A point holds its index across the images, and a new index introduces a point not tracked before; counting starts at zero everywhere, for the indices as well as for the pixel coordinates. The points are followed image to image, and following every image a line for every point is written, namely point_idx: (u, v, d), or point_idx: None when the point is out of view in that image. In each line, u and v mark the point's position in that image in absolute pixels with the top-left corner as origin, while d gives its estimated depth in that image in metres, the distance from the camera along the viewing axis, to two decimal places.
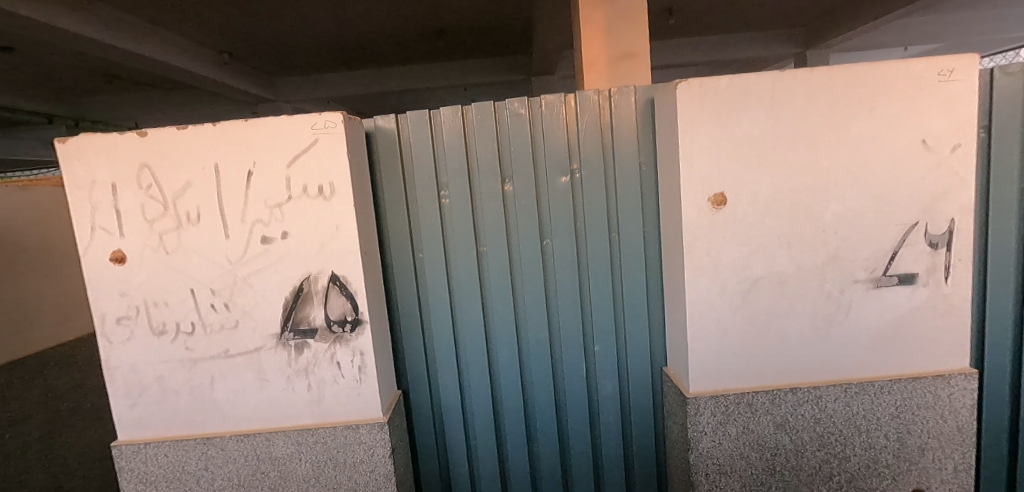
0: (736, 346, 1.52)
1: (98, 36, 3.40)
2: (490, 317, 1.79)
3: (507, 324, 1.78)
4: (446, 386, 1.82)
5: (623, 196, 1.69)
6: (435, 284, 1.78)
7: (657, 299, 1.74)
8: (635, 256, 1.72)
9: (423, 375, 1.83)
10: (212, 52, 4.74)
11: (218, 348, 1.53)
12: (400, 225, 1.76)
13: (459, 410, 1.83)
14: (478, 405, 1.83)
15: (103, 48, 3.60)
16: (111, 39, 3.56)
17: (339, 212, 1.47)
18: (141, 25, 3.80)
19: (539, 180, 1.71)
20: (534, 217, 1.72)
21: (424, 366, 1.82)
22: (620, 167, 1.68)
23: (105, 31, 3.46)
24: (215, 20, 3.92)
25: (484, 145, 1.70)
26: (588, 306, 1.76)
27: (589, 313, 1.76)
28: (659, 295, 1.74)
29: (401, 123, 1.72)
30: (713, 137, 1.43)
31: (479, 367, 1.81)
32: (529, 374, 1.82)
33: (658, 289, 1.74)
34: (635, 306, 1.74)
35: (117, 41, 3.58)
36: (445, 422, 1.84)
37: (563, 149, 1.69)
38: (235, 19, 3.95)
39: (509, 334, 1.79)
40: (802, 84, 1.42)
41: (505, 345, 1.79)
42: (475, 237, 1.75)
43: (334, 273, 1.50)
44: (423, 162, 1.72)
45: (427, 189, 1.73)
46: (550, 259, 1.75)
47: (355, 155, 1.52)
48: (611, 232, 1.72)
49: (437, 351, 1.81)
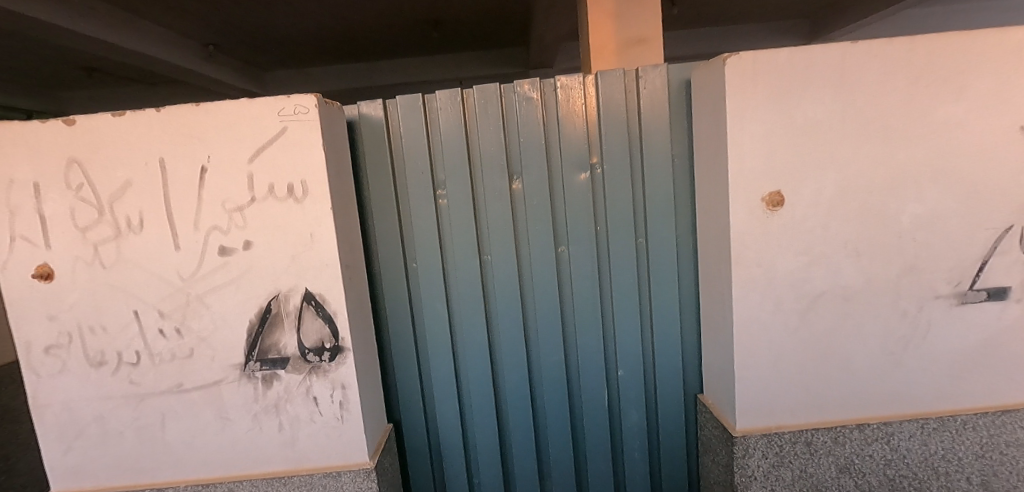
0: (793, 375, 1.27)
1: (76, 27, 3.09)
2: (496, 337, 1.54)
3: (516, 345, 1.53)
4: (445, 418, 1.57)
5: (653, 195, 1.44)
6: (431, 301, 1.52)
7: (690, 315, 1.49)
8: (665, 266, 1.47)
9: (418, 404, 1.58)
10: (196, 45, 4.42)
11: (169, 381, 1.27)
12: (391, 231, 1.50)
13: (460, 444, 1.58)
14: (482, 438, 1.57)
15: (78, 41, 3.30)
16: (93, 30, 3.24)
17: (314, 217, 1.21)
18: (120, 15, 3.50)
19: (554, 177, 1.46)
20: (547, 221, 1.47)
21: (420, 395, 1.57)
22: (648, 161, 1.42)
23: (82, 21, 3.16)
24: (200, 11, 3.63)
25: (487, 136, 1.44)
26: (611, 325, 1.51)
27: (611, 332, 1.51)
28: (694, 311, 1.49)
29: (390, 111, 1.46)
30: (769, 124, 1.18)
31: (484, 396, 1.55)
32: (541, 403, 1.57)
33: (692, 304, 1.49)
34: (665, 323, 1.49)
35: (95, 32, 3.26)
36: (444, 457, 1.59)
37: (581, 141, 1.43)
38: (223, 10, 3.64)
39: (518, 358, 1.53)
40: (877, 58, 1.16)
41: (513, 370, 1.54)
42: (479, 244, 1.50)
43: (309, 291, 1.23)
44: (416, 157, 1.46)
45: (421, 188, 1.47)
46: (566, 270, 1.50)
47: (333, 147, 1.25)
48: (638, 237, 1.46)
49: (434, 377, 1.56)
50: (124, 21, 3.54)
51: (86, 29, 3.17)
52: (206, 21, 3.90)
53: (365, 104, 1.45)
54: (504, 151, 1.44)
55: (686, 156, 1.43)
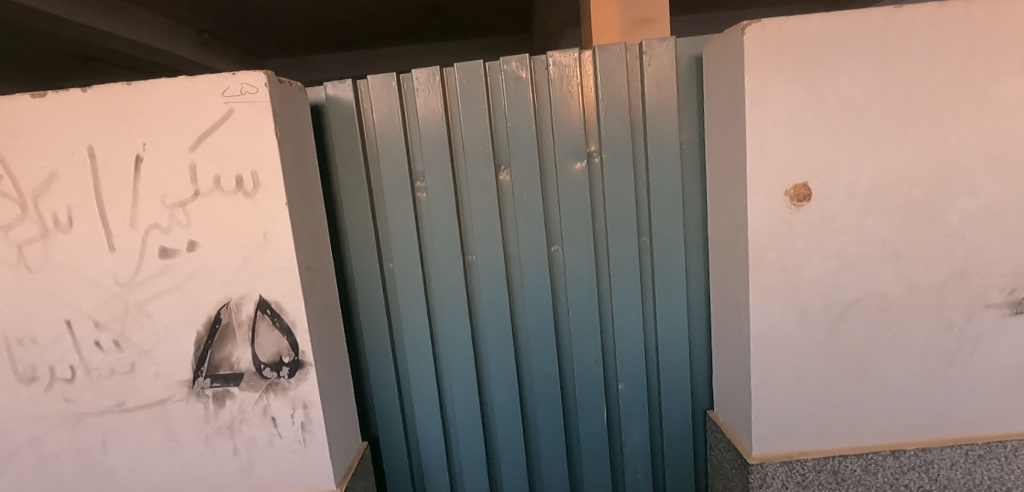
0: (818, 395, 1.11)
1: (62, 14, 2.89)
2: (483, 345, 1.39)
3: (504, 355, 1.37)
4: (428, 435, 1.42)
5: (658, 187, 1.26)
6: (410, 306, 1.36)
7: (700, 322, 1.33)
8: (672, 267, 1.30)
9: (398, 419, 1.43)
10: (193, 33, 4.22)
11: (109, 399, 1.12)
12: (364, 228, 1.34)
13: (444, 463, 1.44)
14: (468, 457, 1.43)
15: (65, 28, 3.09)
16: (82, 18, 3.05)
17: (266, 215, 1.05)
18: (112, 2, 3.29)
19: (546, 167, 1.29)
20: (539, 217, 1.30)
21: (399, 408, 1.42)
22: (653, 148, 1.25)
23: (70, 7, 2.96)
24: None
25: (470, 121, 1.27)
26: (610, 333, 1.35)
27: (611, 340, 1.35)
28: (704, 317, 1.33)
29: (360, 92, 1.29)
30: (795, 105, 1.01)
31: (469, 412, 1.41)
32: (533, 419, 1.42)
33: (701, 310, 1.33)
34: (672, 331, 1.33)
35: (85, 19, 3.06)
36: (427, 478, 1.45)
37: (576, 125, 1.26)
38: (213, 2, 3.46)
39: (507, 368, 1.38)
40: (926, 25, 0.98)
41: (501, 382, 1.39)
42: (462, 243, 1.34)
43: (263, 298, 1.08)
44: (391, 145, 1.30)
45: (397, 180, 1.31)
46: (560, 271, 1.33)
47: (289, 132, 1.08)
48: (641, 234, 1.30)
49: (413, 390, 1.41)
50: (116, 8, 3.34)
51: (74, 16, 2.97)
52: (195, 11, 3.72)
53: (332, 84, 1.28)
54: (490, 138, 1.28)
55: (697, 142, 1.25)
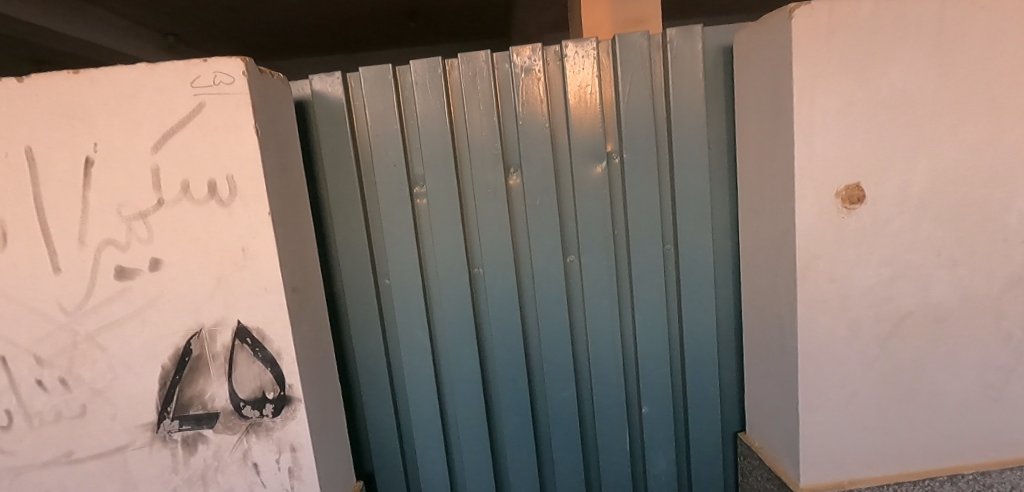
0: (870, 418, 1.01)
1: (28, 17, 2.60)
2: (491, 368, 1.25)
3: (516, 378, 1.24)
4: (431, 471, 1.27)
5: (684, 190, 1.15)
6: (409, 326, 1.22)
7: (729, 337, 1.23)
8: (699, 278, 1.19)
9: (396, 453, 1.28)
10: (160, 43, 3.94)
11: (54, 449, 0.94)
12: (356, 239, 1.20)
13: None
14: None
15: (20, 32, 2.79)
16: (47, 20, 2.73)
17: (245, 227, 0.89)
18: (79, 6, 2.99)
19: (560, 170, 1.17)
20: (553, 224, 1.18)
21: (398, 441, 1.27)
22: (678, 148, 1.14)
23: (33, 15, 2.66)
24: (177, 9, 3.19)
25: (476, 119, 1.15)
26: (632, 351, 1.23)
27: (633, 359, 1.24)
28: (733, 331, 1.22)
29: (351, 87, 1.15)
30: (845, 98, 0.91)
31: (477, 443, 1.26)
32: (548, 447, 1.29)
33: (730, 324, 1.22)
34: (699, 348, 1.21)
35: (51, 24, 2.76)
36: None
37: (594, 123, 1.14)
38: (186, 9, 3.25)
39: (519, 393, 1.24)
40: (985, 10, 0.89)
41: (512, 408, 1.25)
42: (468, 254, 1.20)
43: (242, 325, 0.92)
44: (387, 146, 1.16)
45: (393, 185, 1.17)
46: (577, 284, 1.21)
47: (271, 131, 0.93)
48: (665, 242, 1.18)
49: (414, 420, 1.26)
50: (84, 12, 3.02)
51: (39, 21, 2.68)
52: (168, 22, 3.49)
53: (319, 78, 1.14)
54: (498, 137, 1.15)
55: (725, 140, 1.15)
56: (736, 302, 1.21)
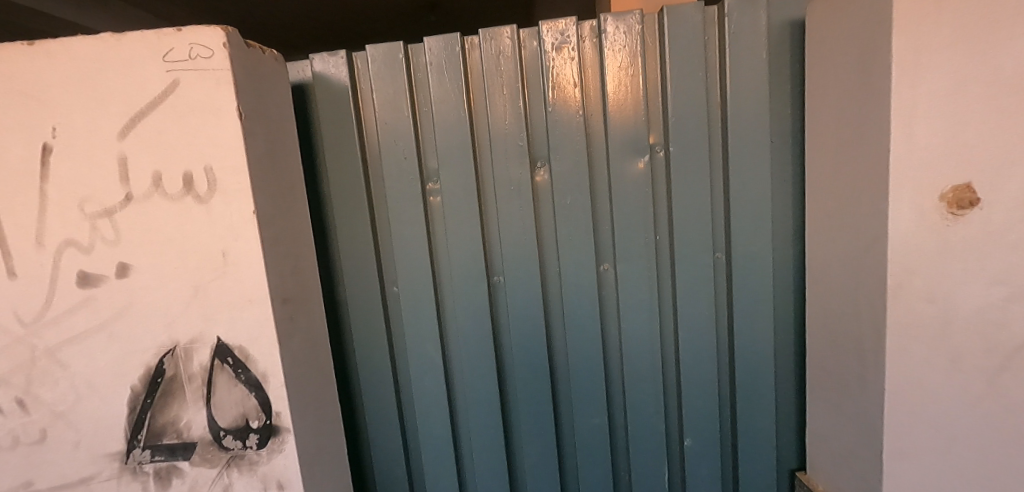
0: (972, 471, 0.83)
1: None
2: (511, 389, 1.11)
3: (539, 401, 1.09)
4: None
5: (739, 189, 0.99)
6: (420, 340, 1.07)
7: (787, 360, 1.06)
8: (755, 292, 1.03)
9: (404, 483, 1.14)
10: None
11: (12, 479, 0.82)
12: (361, 242, 1.05)
13: None
14: None
15: None
16: None
17: (225, 228, 0.75)
18: None
19: (595, 165, 1.02)
20: (585, 227, 1.03)
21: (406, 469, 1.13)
22: (734, 140, 0.98)
23: None
24: None
25: (498, 105, 1.00)
26: (673, 373, 1.08)
27: (674, 381, 1.09)
28: (793, 354, 1.06)
29: (357, 68, 1.01)
30: (954, 77, 0.74)
31: (494, 474, 1.11)
32: (574, 479, 1.14)
33: (789, 345, 1.06)
34: (752, 372, 1.05)
35: None
36: None
37: (635, 110, 0.99)
38: None
39: (542, 419, 1.09)
40: None
41: (535, 435, 1.10)
42: (487, 260, 1.05)
43: (223, 343, 0.78)
44: (397, 136, 1.02)
45: (404, 180, 1.02)
46: (611, 295, 1.06)
47: (259, 115, 0.79)
48: (716, 249, 1.03)
49: (423, 447, 1.11)
50: None
51: None
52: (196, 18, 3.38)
53: (320, 58, 1.00)
54: (523, 126, 1.00)
55: (789, 132, 0.98)
56: (798, 320, 1.05)
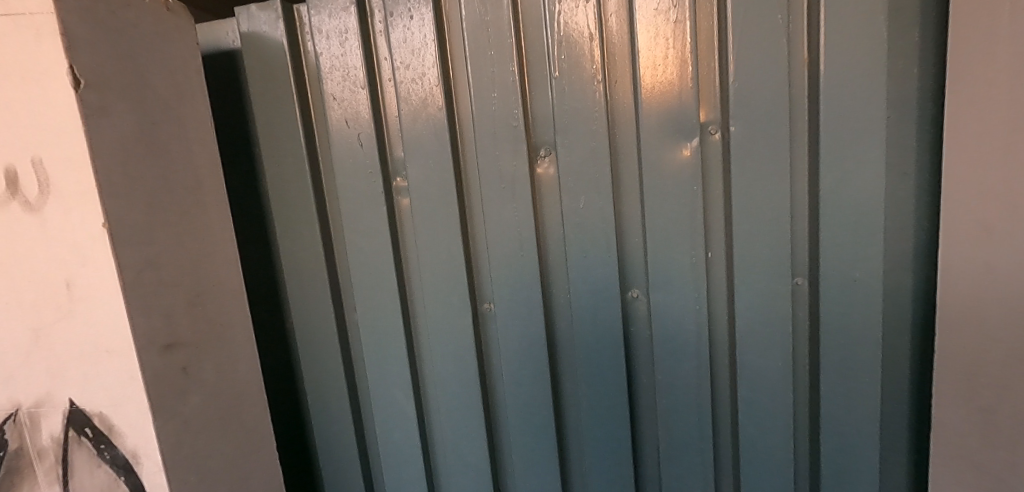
0: None
1: None
2: (505, 443, 0.87)
3: (543, 463, 0.85)
4: None
5: (834, 188, 0.69)
6: (387, 381, 0.86)
7: (898, 432, 0.74)
8: (852, 335, 0.72)
9: None
10: None
11: None
12: (308, 256, 0.84)
13: None
14: None
15: None
16: None
17: (69, 247, 0.53)
18: None
19: (620, 153, 0.74)
20: (607, 240, 0.76)
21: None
22: (825, 114, 0.67)
23: None
24: None
25: (483, 72, 0.74)
26: (727, 437, 0.81)
27: (728, 448, 0.82)
28: (906, 425, 0.74)
29: (301, 30, 0.79)
30: None
31: None
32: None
33: (902, 411, 0.74)
34: (842, 445, 0.76)
35: None
36: None
37: (677, 75, 0.70)
38: None
39: (544, 480, 0.85)
40: None
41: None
42: (471, 279, 0.81)
43: (80, 409, 0.56)
44: (351, 117, 0.78)
45: (360, 175, 0.79)
46: (643, 332, 0.80)
47: (127, 83, 0.55)
48: (794, 273, 0.73)
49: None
50: None
51: None
52: None
53: (247, 14, 0.79)
54: (518, 101, 0.74)
55: (914, 102, 0.65)
56: (914, 380, 0.72)
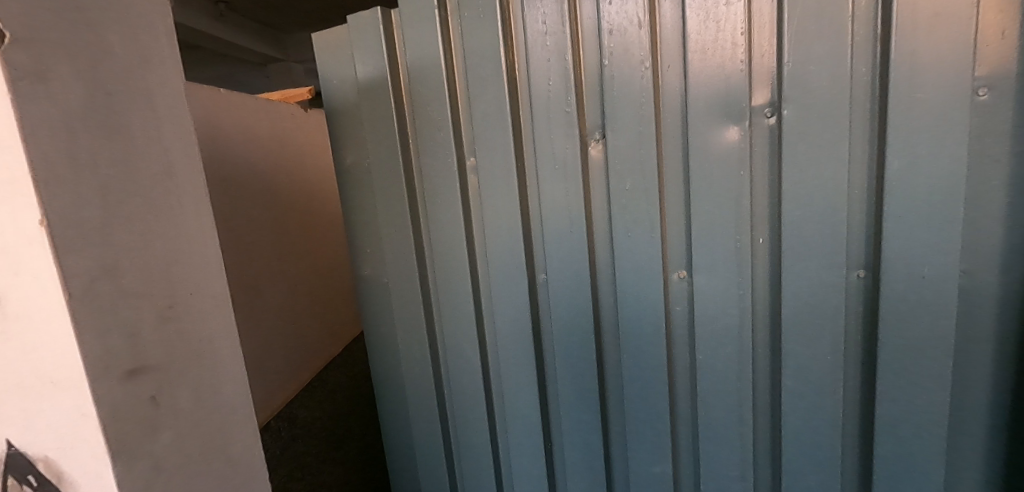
0: None
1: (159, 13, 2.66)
2: (555, 409, 0.92)
3: (588, 431, 0.89)
4: None
5: (901, 174, 0.62)
6: (459, 341, 0.95)
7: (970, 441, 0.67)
8: (916, 338, 0.65)
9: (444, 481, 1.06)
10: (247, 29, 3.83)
11: None
12: (398, 229, 0.95)
13: None
14: None
15: None
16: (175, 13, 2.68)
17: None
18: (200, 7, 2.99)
19: (665, 135, 0.72)
20: (651, 221, 0.74)
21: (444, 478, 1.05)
22: (894, 92, 0.60)
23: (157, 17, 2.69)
24: None
25: (540, 60, 0.76)
26: (766, 429, 0.78)
27: (767, 440, 0.78)
28: (979, 433, 0.66)
29: (393, 25, 0.88)
30: None
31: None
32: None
33: (976, 418, 0.66)
34: (901, 450, 0.69)
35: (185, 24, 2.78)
36: None
37: (728, 56, 0.66)
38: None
39: (589, 446, 0.90)
40: None
41: (581, 465, 0.91)
42: (529, 254, 0.85)
43: (20, 454, 0.47)
44: (433, 104, 0.86)
45: (439, 157, 0.88)
46: (682, 312, 0.77)
47: (78, 48, 0.44)
48: (850, 265, 0.67)
49: (462, 453, 1.03)
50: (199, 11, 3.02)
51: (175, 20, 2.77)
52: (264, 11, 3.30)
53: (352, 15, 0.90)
54: (568, 83, 0.75)
55: (1014, 75, 0.56)
56: (997, 384, 0.64)
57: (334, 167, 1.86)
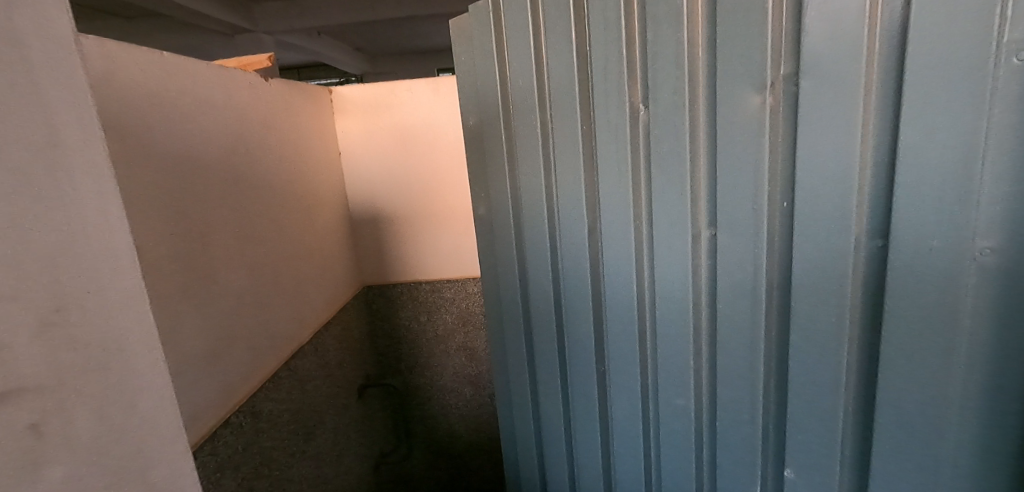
0: None
1: None
2: (605, 350, 0.99)
3: (629, 371, 0.95)
4: (552, 424, 1.18)
5: (913, 145, 0.56)
6: (537, 282, 1.08)
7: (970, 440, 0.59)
8: (923, 325, 0.59)
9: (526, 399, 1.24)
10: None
11: None
12: (497, 181, 1.11)
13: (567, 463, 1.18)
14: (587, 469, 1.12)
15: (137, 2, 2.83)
16: None
17: None
18: None
19: (695, 101, 0.74)
20: (683, 176, 0.77)
21: (528, 394, 1.23)
22: (914, 52, 0.54)
23: None
24: None
25: (601, 27, 0.82)
26: (772, 399, 0.76)
27: (773, 408, 0.76)
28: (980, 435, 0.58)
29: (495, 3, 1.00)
30: None
31: (587, 418, 1.08)
32: (657, 470, 0.97)
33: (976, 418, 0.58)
34: (896, 438, 0.64)
35: None
36: (548, 464, 1.23)
37: (752, 20, 0.65)
38: None
39: (629, 384, 0.96)
40: None
41: (625, 402, 0.99)
42: (592, 205, 0.93)
43: None
44: (522, 72, 0.97)
45: (526, 118, 0.99)
46: (708, 268, 0.78)
47: None
48: (863, 237, 0.62)
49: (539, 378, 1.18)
50: None
51: None
52: None
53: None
54: (620, 51, 0.81)
55: None
56: (996, 386, 0.56)
57: (302, 132, 1.76)
